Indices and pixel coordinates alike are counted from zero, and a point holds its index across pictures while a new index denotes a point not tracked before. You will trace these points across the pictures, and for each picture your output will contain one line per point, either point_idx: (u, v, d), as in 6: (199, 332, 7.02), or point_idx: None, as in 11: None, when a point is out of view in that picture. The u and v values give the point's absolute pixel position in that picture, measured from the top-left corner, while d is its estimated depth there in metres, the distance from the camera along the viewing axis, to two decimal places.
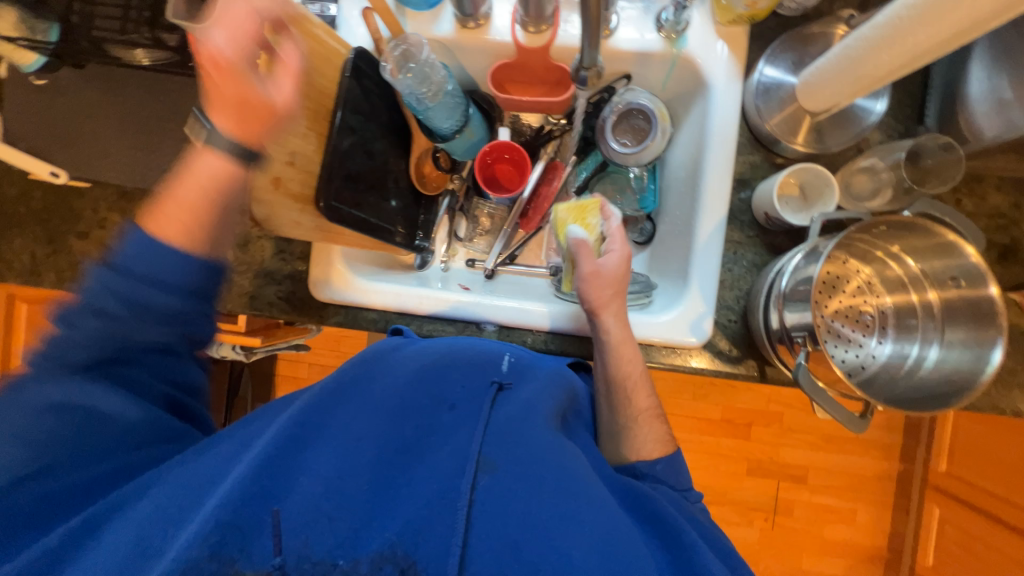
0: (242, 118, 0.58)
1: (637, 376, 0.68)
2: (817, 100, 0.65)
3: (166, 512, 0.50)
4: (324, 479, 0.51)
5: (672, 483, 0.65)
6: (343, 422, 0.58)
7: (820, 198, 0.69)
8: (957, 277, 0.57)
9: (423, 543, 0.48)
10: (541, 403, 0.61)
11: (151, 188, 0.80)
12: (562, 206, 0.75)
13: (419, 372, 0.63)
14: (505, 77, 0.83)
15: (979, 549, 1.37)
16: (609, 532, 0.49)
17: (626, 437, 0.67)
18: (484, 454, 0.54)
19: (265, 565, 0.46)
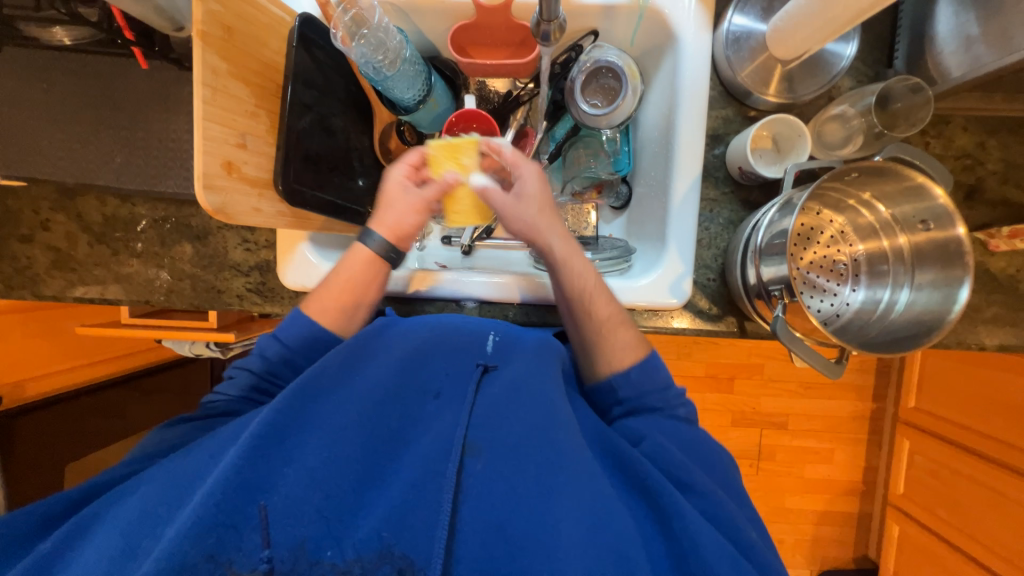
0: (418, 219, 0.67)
1: (593, 282, 0.63)
2: (788, 47, 0.64)
3: (154, 513, 0.49)
4: (308, 471, 0.49)
5: (649, 391, 0.61)
6: (328, 416, 0.54)
7: (793, 149, 0.68)
8: (926, 220, 0.58)
9: (407, 530, 0.48)
10: (534, 381, 0.59)
11: (93, 183, 0.74)
12: (432, 143, 0.64)
13: (404, 358, 0.60)
14: (467, 39, 0.77)
15: (944, 475, 1.47)
16: (593, 505, 0.50)
17: (600, 352, 0.63)
18: (470, 438, 0.54)
19: (255, 559, 0.45)
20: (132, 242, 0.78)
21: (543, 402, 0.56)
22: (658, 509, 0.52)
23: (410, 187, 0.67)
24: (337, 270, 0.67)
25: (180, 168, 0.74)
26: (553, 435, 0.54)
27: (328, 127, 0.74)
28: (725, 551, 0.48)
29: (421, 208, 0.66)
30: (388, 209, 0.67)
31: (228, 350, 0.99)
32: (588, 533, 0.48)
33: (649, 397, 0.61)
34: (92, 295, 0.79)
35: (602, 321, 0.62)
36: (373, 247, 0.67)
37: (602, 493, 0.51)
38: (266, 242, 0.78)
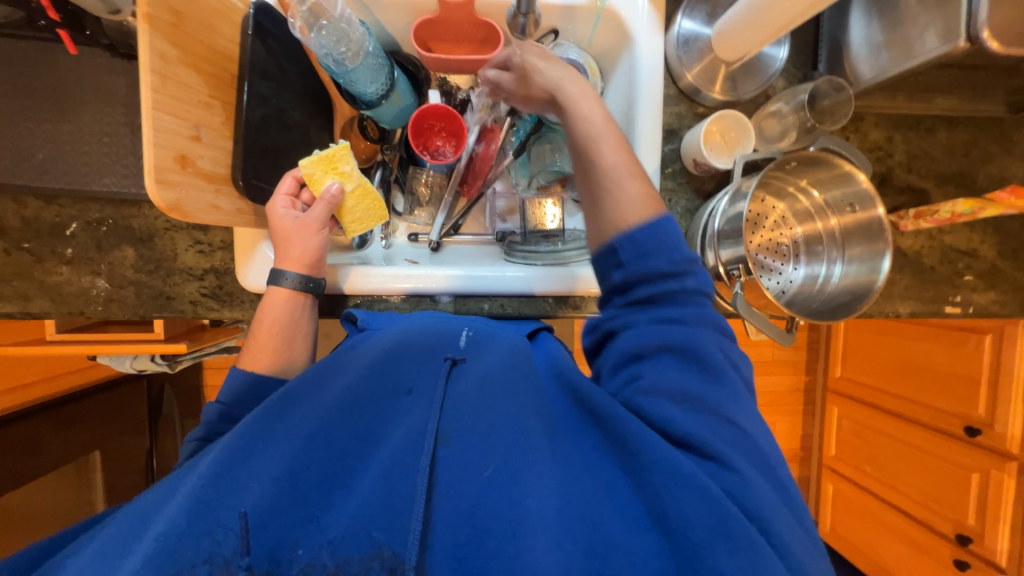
0: (318, 230, 0.67)
1: (606, 132, 0.61)
2: (730, 49, 0.70)
3: (109, 553, 0.43)
4: (273, 478, 0.46)
5: (654, 253, 0.56)
6: (294, 423, 0.51)
7: (740, 142, 0.74)
8: (852, 203, 0.66)
9: (387, 522, 0.45)
10: (500, 371, 0.57)
11: (8, 182, 0.66)
12: (304, 160, 0.66)
13: (373, 364, 0.57)
14: (429, 35, 0.77)
15: (867, 434, 1.66)
16: (572, 486, 0.48)
17: (608, 201, 0.59)
18: (442, 429, 0.50)
19: (235, 565, 0.42)
20: (61, 247, 0.70)
21: (513, 395, 0.54)
22: (638, 475, 0.48)
23: (295, 214, 0.66)
24: (261, 316, 0.64)
25: (118, 164, 0.68)
26: (529, 422, 0.52)
27: (287, 122, 0.71)
28: (712, 507, 0.43)
29: (315, 229, 0.66)
30: (286, 244, 0.65)
31: (177, 363, 0.92)
32: (565, 518, 0.46)
33: (653, 258, 0.55)
34: (11, 309, 0.70)
35: (611, 168, 0.59)
36: (289, 286, 0.65)
37: (582, 478, 0.49)
38: (222, 243, 0.73)
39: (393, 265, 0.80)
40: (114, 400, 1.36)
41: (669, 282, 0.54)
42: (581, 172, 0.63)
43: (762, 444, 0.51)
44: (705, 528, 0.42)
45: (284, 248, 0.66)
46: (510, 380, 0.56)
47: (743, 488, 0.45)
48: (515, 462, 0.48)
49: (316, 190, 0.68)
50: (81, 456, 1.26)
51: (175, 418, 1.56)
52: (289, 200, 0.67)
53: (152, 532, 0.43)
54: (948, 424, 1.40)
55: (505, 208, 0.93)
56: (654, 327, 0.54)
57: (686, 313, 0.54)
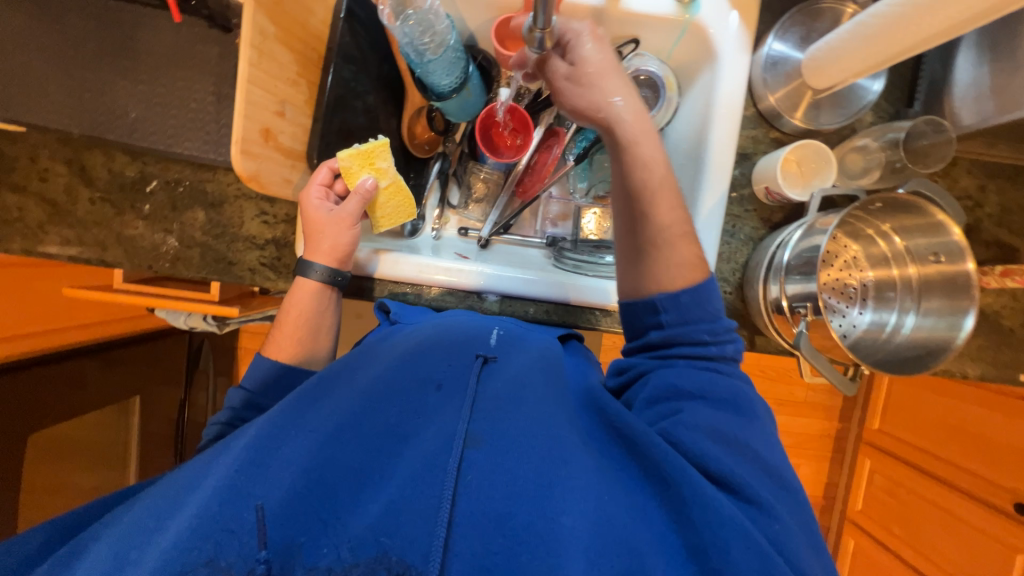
0: (348, 227, 0.65)
1: (663, 188, 0.59)
2: (822, 77, 0.67)
3: (137, 529, 0.43)
4: (303, 470, 0.46)
5: (696, 320, 0.57)
6: (328, 412, 0.52)
7: (818, 174, 0.70)
8: (938, 253, 0.62)
9: (403, 529, 0.43)
10: (529, 376, 0.58)
11: (101, 136, 0.70)
12: (343, 151, 0.63)
13: (405, 358, 0.59)
14: (509, 33, 0.77)
15: (901, 493, 1.56)
16: (604, 503, 0.46)
17: (647, 262, 0.60)
18: (471, 431, 0.50)
19: (249, 561, 0.40)
20: (140, 203, 0.74)
21: (540, 401, 0.54)
22: (672, 504, 0.47)
23: (327, 206, 0.65)
24: (288, 304, 0.65)
25: (201, 131, 0.71)
26: (562, 434, 0.50)
27: (361, 105, 0.72)
28: (756, 549, 0.43)
29: (345, 224, 0.65)
30: (315, 237, 0.65)
31: (225, 325, 0.95)
32: (598, 534, 0.44)
33: (695, 326, 0.57)
34: (89, 256, 0.74)
35: (662, 228, 0.59)
36: (316, 278, 0.65)
37: (615, 495, 0.47)
38: (286, 217, 0.75)
39: (444, 257, 0.81)
40: (157, 350, 1.43)
41: (706, 350, 0.57)
42: (623, 212, 0.62)
43: (785, 473, 0.52)
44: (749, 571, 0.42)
45: (313, 242, 0.65)
46: (539, 389, 0.56)
47: (779, 531, 0.45)
48: (544, 475, 0.47)
49: (350, 183, 0.66)
50: (125, 399, 1.33)
51: (209, 375, 1.63)
52: (324, 191, 0.65)
53: (181, 515, 0.43)
54: (996, 496, 1.31)
55: (557, 214, 0.93)
56: (690, 370, 0.55)
57: (721, 371, 0.56)
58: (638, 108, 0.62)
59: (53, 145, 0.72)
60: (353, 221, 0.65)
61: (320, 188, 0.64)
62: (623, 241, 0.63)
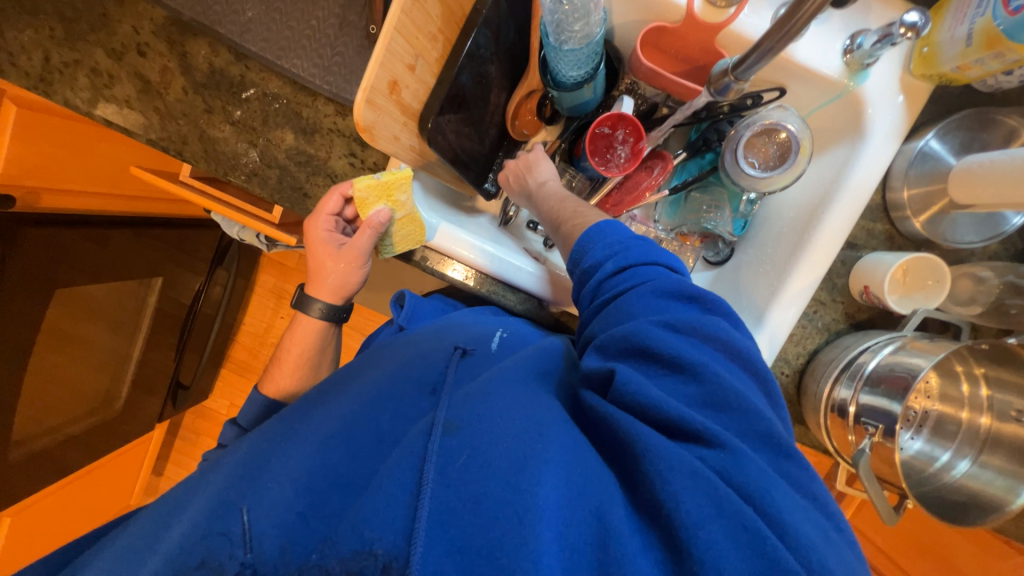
0: (353, 263, 0.70)
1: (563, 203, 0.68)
2: (967, 193, 0.62)
3: (128, 557, 0.45)
4: (292, 481, 0.45)
5: (608, 268, 0.57)
6: (317, 420, 0.53)
7: (921, 291, 0.68)
8: (1021, 412, 0.60)
9: (380, 518, 0.40)
10: (508, 367, 0.57)
11: (211, 27, 0.66)
12: (360, 184, 0.64)
13: (399, 364, 0.60)
14: (654, 43, 0.72)
15: None
16: (577, 476, 0.44)
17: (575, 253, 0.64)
18: (448, 419, 0.48)
19: (235, 563, 0.40)
20: (232, 106, 0.70)
21: (512, 387, 0.53)
22: (634, 472, 0.45)
23: (337, 239, 0.69)
24: (288, 342, 0.75)
25: (314, 52, 0.67)
26: (540, 415, 0.49)
27: (482, 75, 0.69)
28: (706, 488, 0.40)
29: (354, 260, 0.69)
30: (321, 267, 0.71)
31: (274, 247, 0.94)
32: (573, 508, 0.42)
33: (612, 264, 0.57)
34: (167, 145, 0.72)
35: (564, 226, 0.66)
36: (317, 313, 0.74)
37: (586, 463, 0.46)
38: (373, 165, 0.71)
39: (508, 247, 0.77)
40: (184, 235, 1.42)
41: (621, 287, 0.55)
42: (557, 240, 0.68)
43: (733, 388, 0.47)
44: (698, 510, 0.39)
45: (320, 277, 0.72)
46: (515, 375, 0.55)
47: (749, 467, 0.42)
48: (520, 454, 0.44)
49: (365, 213, 0.67)
50: (146, 277, 1.31)
51: (229, 274, 1.63)
52: (332, 221, 0.69)
53: (166, 547, 0.43)
54: None
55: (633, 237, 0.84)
56: (621, 316, 0.53)
57: (637, 301, 0.53)
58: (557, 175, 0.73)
59: (159, 21, 0.69)
60: (361, 256, 0.69)
61: (325, 222, 0.69)
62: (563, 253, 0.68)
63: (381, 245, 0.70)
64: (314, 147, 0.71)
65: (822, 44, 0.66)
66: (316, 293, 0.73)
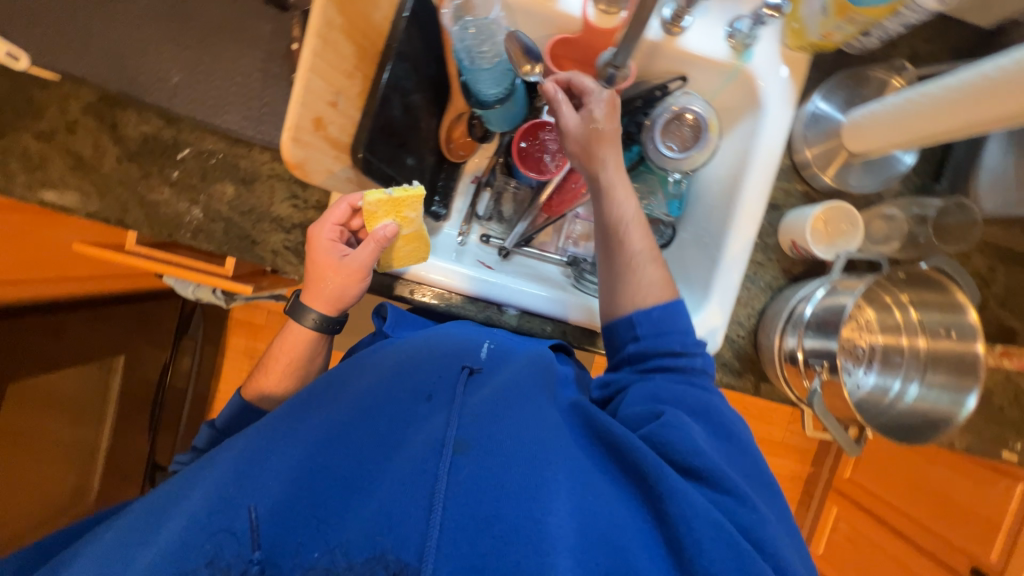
0: (354, 278, 0.65)
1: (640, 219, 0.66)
2: (860, 142, 0.68)
3: (128, 544, 0.48)
4: (292, 480, 0.50)
5: (671, 332, 0.62)
6: (318, 421, 0.56)
7: (842, 237, 0.72)
8: (950, 329, 0.64)
9: (397, 530, 0.46)
10: (516, 382, 0.60)
11: (138, 96, 0.68)
12: (371, 196, 0.62)
13: (395, 367, 0.61)
14: (563, 53, 0.77)
15: (862, 543, 1.61)
16: (587, 501, 0.49)
17: (623, 287, 0.64)
18: (458, 437, 0.53)
19: (243, 561, 0.45)
20: (169, 168, 0.72)
21: (527, 407, 0.56)
22: (648, 498, 0.51)
23: (341, 249, 0.65)
24: (276, 350, 0.71)
25: (243, 105, 0.70)
26: (548, 437, 0.53)
27: (408, 105, 0.73)
28: (722, 532, 0.47)
29: (356, 274, 0.65)
30: (316, 275, 0.66)
31: (233, 300, 0.94)
32: (583, 535, 0.47)
33: (669, 336, 0.61)
34: (108, 215, 0.73)
35: (635, 253, 0.64)
36: (309, 323, 0.68)
37: (596, 484, 0.51)
38: (317, 203, 0.74)
39: (463, 264, 0.81)
40: (145, 309, 1.39)
41: (676, 361, 0.61)
42: (602, 243, 0.66)
43: (746, 464, 0.58)
44: (711, 550, 0.46)
45: (315, 290, 0.67)
46: (525, 392, 0.59)
47: (755, 518, 0.50)
48: (531, 480, 0.49)
49: (371, 227, 0.65)
50: (107, 356, 1.27)
51: (196, 342, 1.59)
52: (338, 231, 0.66)
53: (170, 533, 0.47)
54: (954, 560, 1.34)
55: (580, 233, 0.94)
56: (668, 382, 0.60)
57: (687, 384, 0.60)
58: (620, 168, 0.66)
59: (87, 98, 0.71)
60: (363, 271, 0.65)
61: (334, 227, 0.65)
62: (606, 263, 0.66)
63: (382, 259, 0.70)
64: (257, 195, 0.73)
65: (707, 32, 0.73)
66: (309, 304, 0.67)
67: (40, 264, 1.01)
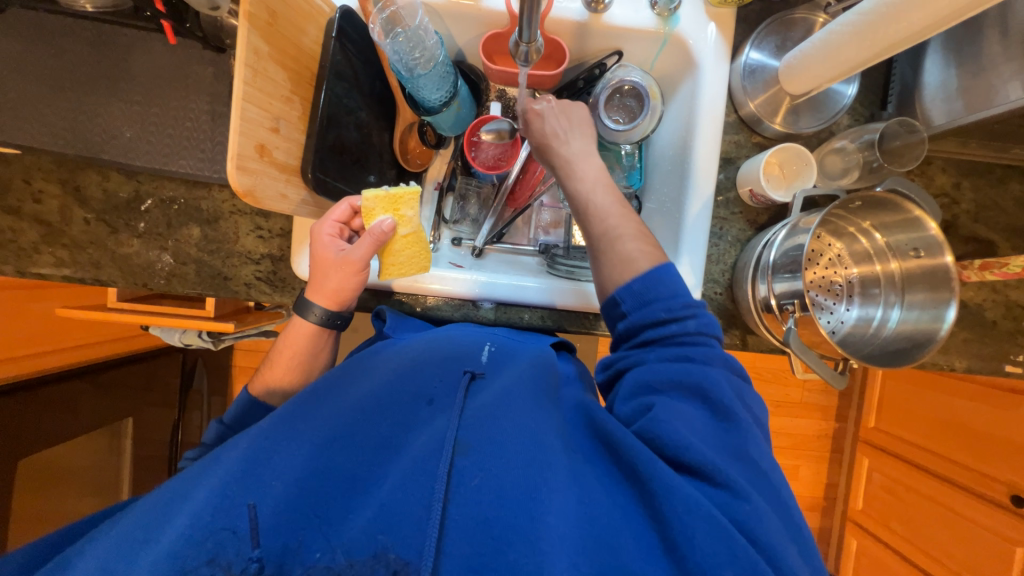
0: (350, 271, 0.66)
1: (606, 201, 0.64)
2: (799, 83, 0.69)
3: (128, 543, 0.44)
4: (295, 480, 0.48)
5: (655, 301, 0.58)
6: (322, 421, 0.54)
7: (799, 177, 0.73)
8: (917, 248, 0.64)
9: (398, 529, 0.45)
10: (518, 387, 0.59)
11: (94, 155, 0.70)
12: (369, 193, 0.64)
13: (395, 373, 0.61)
14: (497, 49, 0.79)
15: (899, 490, 1.56)
16: (587, 505, 0.48)
17: (606, 267, 0.62)
18: (460, 438, 0.52)
19: (244, 560, 0.43)
20: (135, 221, 0.74)
21: (530, 408, 0.56)
22: (648, 499, 0.48)
23: (339, 245, 0.66)
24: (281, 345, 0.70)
25: (195, 147, 0.72)
26: (550, 440, 0.52)
27: (354, 121, 0.74)
28: (721, 535, 0.44)
29: (353, 267, 0.65)
30: (320, 277, 0.67)
31: (220, 341, 0.96)
32: (583, 538, 0.45)
33: (653, 306, 0.58)
34: (83, 275, 0.75)
35: (606, 232, 0.62)
36: (314, 320, 0.68)
37: (594, 491, 0.49)
38: (281, 230, 0.76)
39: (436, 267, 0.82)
40: (150, 369, 1.40)
41: (667, 327, 0.57)
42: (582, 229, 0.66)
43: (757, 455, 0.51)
44: (711, 552, 0.43)
45: (317, 285, 0.67)
46: (528, 395, 0.58)
47: (752, 512, 0.46)
48: (532, 480, 0.48)
49: (369, 223, 0.66)
50: (114, 422, 1.29)
51: (203, 393, 1.60)
52: (337, 227, 0.67)
53: (169, 534, 0.43)
54: (994, 492, 1.29)
55: (548, 222, 0.95)
56: (662, 364, 0.56)
57: (687, 365, 0.55)
58: (583, 152, 0.68)
59: (48, 166, 0.73)
60: (360, 264, 0.65)
61: (334, 223, 0.67)
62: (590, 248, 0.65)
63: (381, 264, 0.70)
64: (221, 232, 0.75)
65: (631, 5, 0.74)
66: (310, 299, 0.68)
67: (34, 337, 1.04)
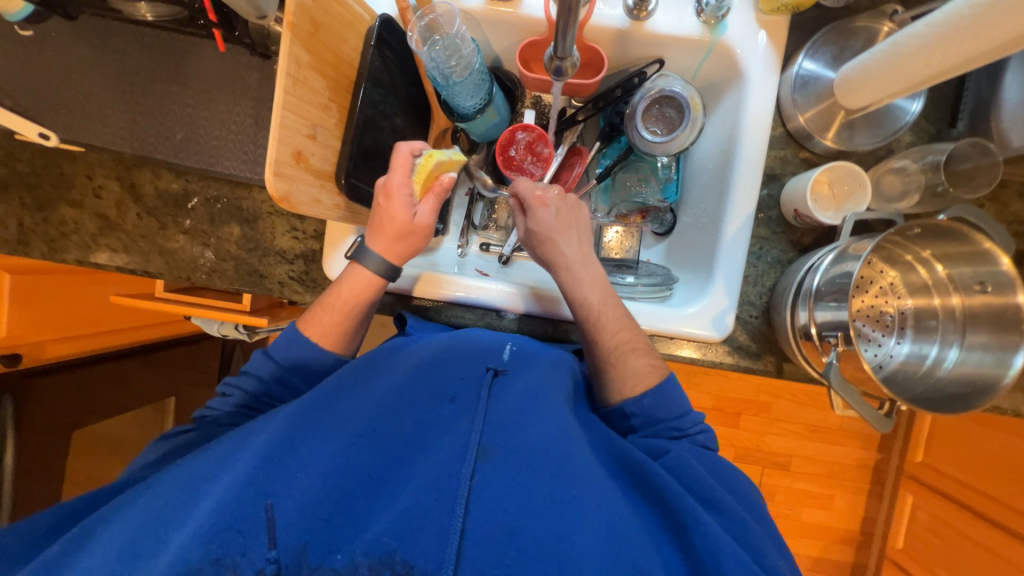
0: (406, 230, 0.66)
1: (608, 313, 0.64)
2: (856, 96, 0.64)
3: (161, 513, 0.47)
4: (321, 475, 0.48)
5: (665, 419, 0.60)
6: (346, 414, 0.54)
7: (850, 198, 0.69)
8: (984, 282, 0.58)
9: (417, 535, 0.46)
10: (544, 392, 0.57)
11: (147, 154, 0.74)
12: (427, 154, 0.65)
13: (418, 366, 0.59)
14: (533, 56, 0.78)
15: (945, 533, 1.44)
16: (615, 523, 0.47)
17: (610, 380, 0.63)
18: (483, 443, 0.52)
19: (261, 560, 0.43)
20: (181, 218, 0.78)
21: (553, 416, 0.54)
22: (676, 527, 0.49)
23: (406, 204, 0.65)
24: (337, 287, 0.66)
25: (239, 150, 0.74)
26: (576, 453, 0.51)
27: (388, 127, 0.75)
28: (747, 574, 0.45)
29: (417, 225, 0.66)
30: (410, 233, 0.66)
31: (254, 333, 1.00)
32: (610, 557, 0.45)
33: (663, 424, 0.60)
34: (134, 267, 0.80)
35: (612, 348, 0.63)
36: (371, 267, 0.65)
37: (623, 512, 0.49)
38: (314, 233, 0.78)
39: (461, 274, 0.81)
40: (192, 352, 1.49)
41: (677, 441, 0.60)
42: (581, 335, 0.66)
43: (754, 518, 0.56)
44: None
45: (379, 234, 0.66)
46: (554, 402, 0.56)
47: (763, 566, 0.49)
48: (557, 496, 0.48)
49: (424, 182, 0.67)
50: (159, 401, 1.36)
51: None
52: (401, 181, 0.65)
53: (198, 518, 0.45)
54: None
55: None
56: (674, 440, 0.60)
57: (693, 446, 0.60)
58: (581, 263, 0.67)
59: (107, 164, 0.78)
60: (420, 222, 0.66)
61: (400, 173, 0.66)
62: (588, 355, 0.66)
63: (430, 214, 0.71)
64: (259, 232, 0.78)
65: (675, 12, 0.71)
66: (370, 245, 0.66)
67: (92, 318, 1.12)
